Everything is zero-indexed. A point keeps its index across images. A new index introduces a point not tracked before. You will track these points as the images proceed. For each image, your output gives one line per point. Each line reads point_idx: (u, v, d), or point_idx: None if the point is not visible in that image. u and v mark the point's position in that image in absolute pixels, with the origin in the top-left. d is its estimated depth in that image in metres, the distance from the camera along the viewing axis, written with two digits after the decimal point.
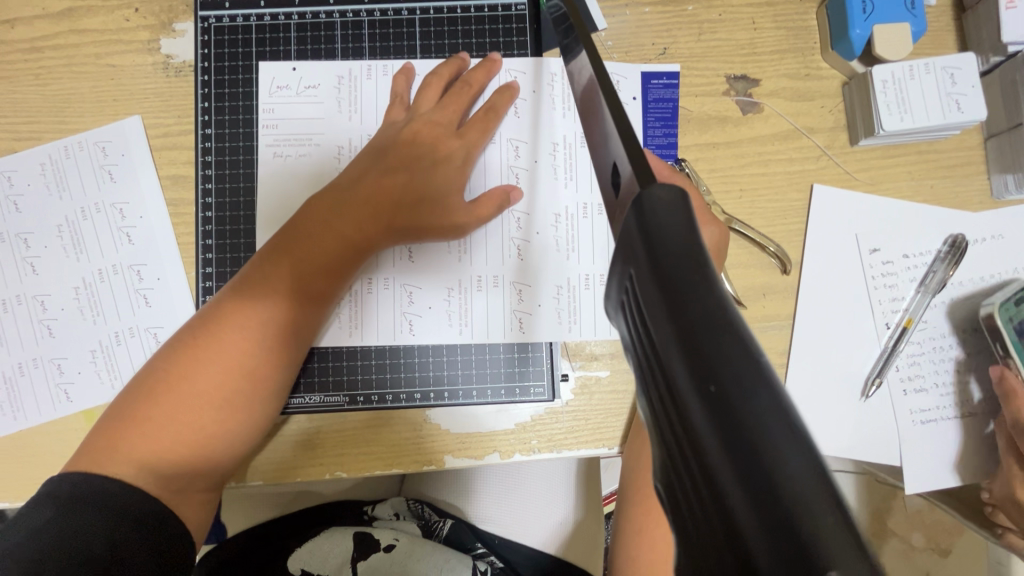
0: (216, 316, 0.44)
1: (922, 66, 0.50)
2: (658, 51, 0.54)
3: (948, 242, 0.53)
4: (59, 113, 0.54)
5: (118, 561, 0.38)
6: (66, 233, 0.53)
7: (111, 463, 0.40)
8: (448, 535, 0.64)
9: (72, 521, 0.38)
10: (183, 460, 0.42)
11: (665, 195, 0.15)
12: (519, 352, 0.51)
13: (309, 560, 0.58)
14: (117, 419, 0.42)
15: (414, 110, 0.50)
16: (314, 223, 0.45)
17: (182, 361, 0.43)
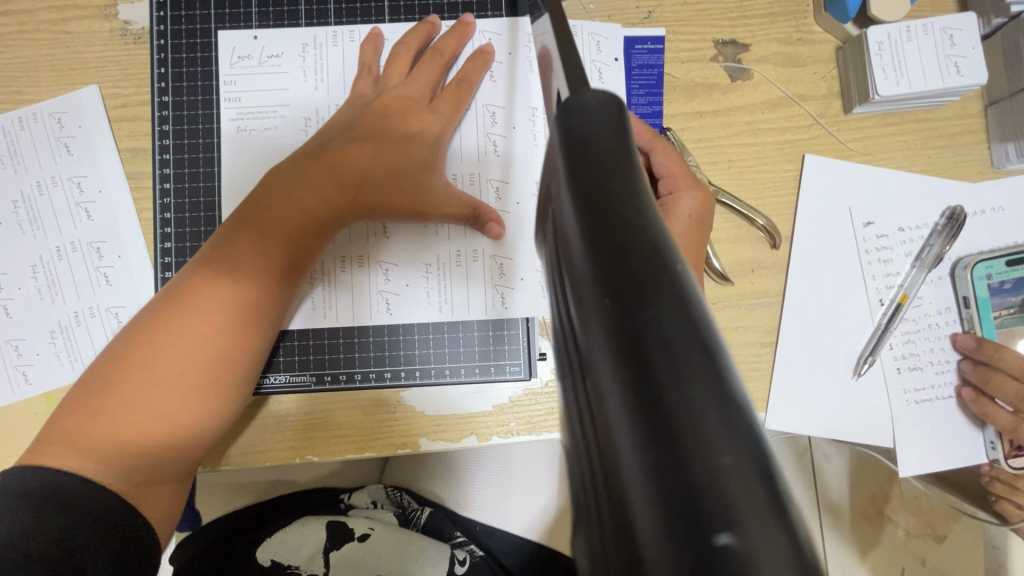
0: (177, 294, 0.41)
1: (919, 27, 0.47)
2: (642, 15, 0.52)
3: (946, 214, 0.50)
4: (12, 82, 0.51)
5: (69, 557, 0.35)
6: (21, 208, 0.50)
7: (65, 454, 0.37)
8: (426, 523, 0.62)
9: (18, 518, 0.35)
10: (140, 451, 0.38)
11: (596, 105, 0.17)
12: (494, 329, 0.49)
13: (280, 551, 0.57)
14: (71, 411, 0.39)
15: (383, 85, 0.46)
16: (278, 193, 0.42)
17: (139, 341, 0.40)
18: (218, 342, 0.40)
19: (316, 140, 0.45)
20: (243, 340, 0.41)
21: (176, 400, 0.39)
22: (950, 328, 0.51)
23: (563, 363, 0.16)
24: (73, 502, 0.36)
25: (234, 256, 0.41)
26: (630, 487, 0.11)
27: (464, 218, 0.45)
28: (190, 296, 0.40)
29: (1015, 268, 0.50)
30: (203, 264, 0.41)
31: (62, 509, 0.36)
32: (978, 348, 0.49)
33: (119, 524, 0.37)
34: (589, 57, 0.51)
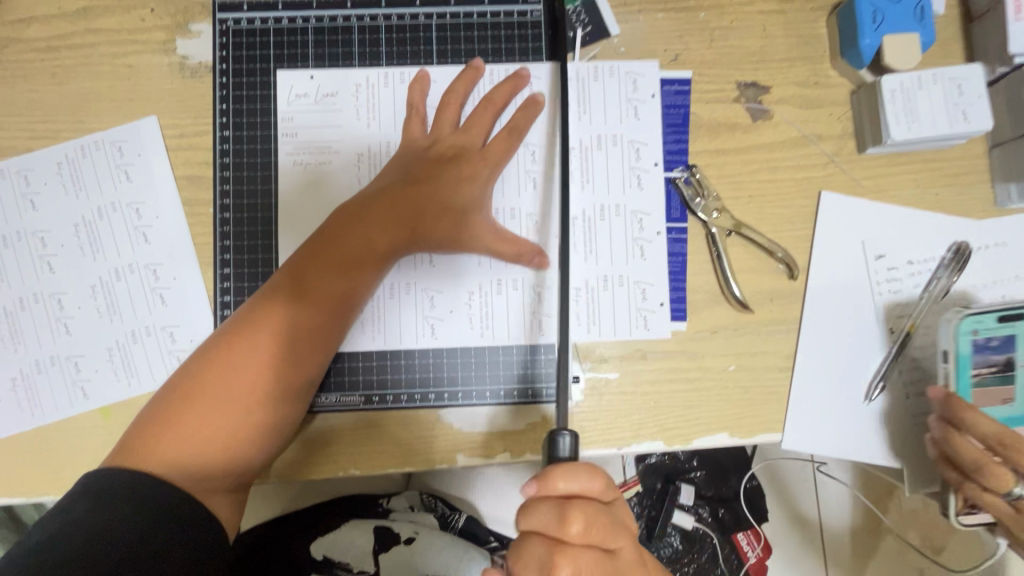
0: (245, 321, 0.46)
1: (929, 77, 0.51)
2: (670, 58, 0.55)
3: (953, 249, 0.53)
4: (75, 112, 0.54)
5: (150, 551, 0.39)
6: (82, 231, 0.53)
7: (149, 457, 0.43)
8: (463, 526, 0.67)
9: (104, 516, 0.40)
10: (214, 459, 0.44)
11: None
12: (532, 353, 0.52)
13: (331, 547, 0.61)
14: (150, 422, 0.44)
15: (435, 133, 0.51)
16: (340, 230, 0.48)
17: (212, 363, 0.45)
18: (283, 363, 0.46)
19: (373, 181, 0.51)
20: (304, 362, 0.47)
21: (248, 414, 0.45)
22: None
23: None
24: (152, 502, 0.41)
25: (300, 287, 0.47)
26: None
27: (511, 257, 0.50)
28: (257, 324, 0.46)
29: (1008, 325, 0.50)
30: (267, 296, 0.47)
31: (141, 510, 0.40)
32: (944, 404, 0.50)
33: (193, 526, 0.42)
34: (626, 96, 0.55)
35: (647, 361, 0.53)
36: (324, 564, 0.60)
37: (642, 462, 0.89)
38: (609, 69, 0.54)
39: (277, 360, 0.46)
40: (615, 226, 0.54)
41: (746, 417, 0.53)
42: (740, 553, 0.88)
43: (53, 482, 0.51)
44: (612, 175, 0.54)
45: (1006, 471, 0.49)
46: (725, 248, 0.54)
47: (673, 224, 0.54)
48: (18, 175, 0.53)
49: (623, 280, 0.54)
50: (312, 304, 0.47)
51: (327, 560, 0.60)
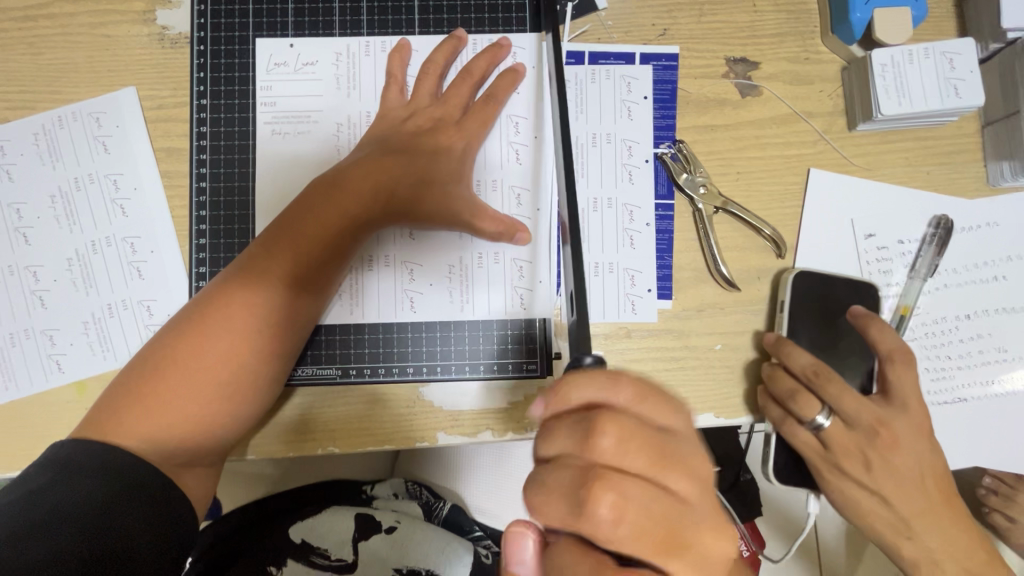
0: (220, 294, 0.45)
1: (921, 51, 0.50)
2: (658, 32, 0.54)
3: (934, 223, 0.53)
4: (53, 82, 0.53)
5: (114, 523, 0.38)
6: (59, 203, 0.52)
7: (119, 431, 0.42)
8: (447, 516, 0.66)
9: (68, 490, 0.39)
10: (188, 434, 0.43)
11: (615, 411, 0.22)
12: (514, 328, 0.51)
13: (310, 532, 0.60)
14: (120, 397, 0.43)
15: (414, 105, 0.50)
16: (317, 201, 0.47)
17: (186, 336, 0.44)
18: (259, 336, 0.45)
19: (352, 153, 0.49)
20: (281, 335, 0.46)
21: (223, 389, 0.44)
22: (948, 335, 0.53)
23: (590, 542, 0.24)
24: (119, 476, 0.40)
25: (276, 260, 0.46)
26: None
27: (494, 235, 0.49)
28: (232, 298, 0.45)
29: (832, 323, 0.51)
30: (243, 269, 0.46)
31: (108, 483, 0.40)
32: (773, 346, 0.50)
33: (161, 499, 0.41)
34: (620, 98, 0.54)
35: (632, 339, 0.52)
36: (302, 547, 0.58)
37: None
38: (606, 73, 0.54)
39: (252, 333, 0.45)
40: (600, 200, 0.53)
41: (731, 397, 0.52)
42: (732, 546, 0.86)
43: (26, 457, 0.50)
44: (598, 150, 0.54)
45: (816, 403, 0.48)
46: (712, 226, 0.53)
47: (659, 200, 0.54)
48: None
49: (617, 268, 0.53)
50: (288, 276, 0.46)
51: (305, 544, 0.58)
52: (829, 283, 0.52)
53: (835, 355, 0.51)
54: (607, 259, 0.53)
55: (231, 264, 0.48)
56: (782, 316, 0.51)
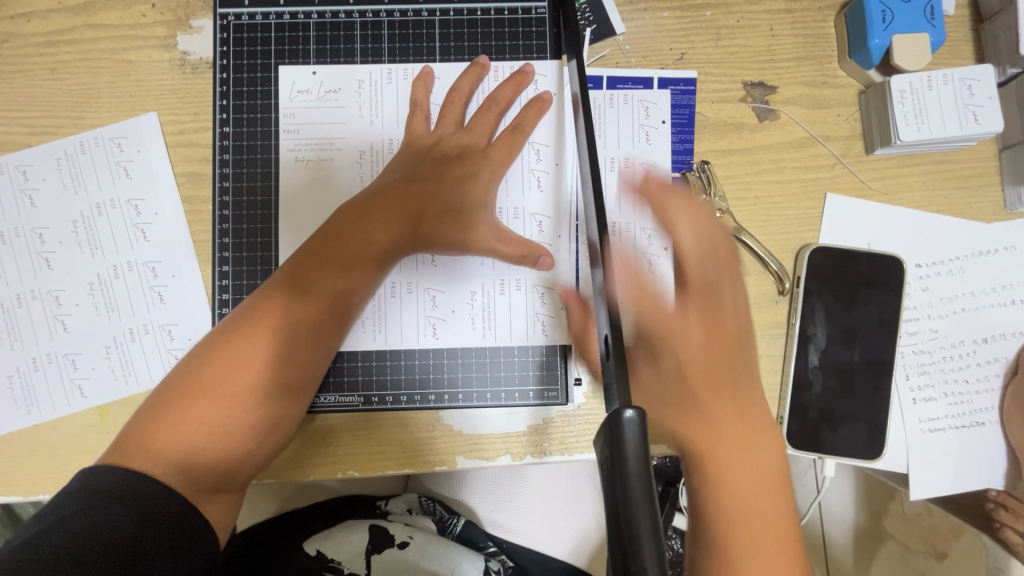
0: (246, 319, 0.46)
1: (940, 76, 0.50)
2: (676, 56, 0.54)
3: (940, 247, 0.53)
4: (75, 108, 0.53)
5: (141, 550, 0.39)
6: (81, 229, 0.53)
7: (147, 460, 0.42)
8: (461, 532, 0.66)
9: (94, 518, 0.39)
10: (214, 462, 0.44)
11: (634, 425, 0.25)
12: (533, 355, 0.51)
13: (326, 543, 0.61)
14: (147, 424, 0.44)
15: (440, 132, 0.51)
16: (344, 229, 0.47)
17: (213, 362, 0.45)
18: (280, 365, 0.45)
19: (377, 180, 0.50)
20: (304, 361, 0.47)
21: (248, 415, 0.44)
22: (965, 359, 0.53)
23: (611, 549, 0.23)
24: (145, 503, 0.40)
25: (299, 288, 0.46)
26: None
27: (516, 260, 0.49)
28: (259, 323, 0.45)
29: (851, 346, 0.52)
30: (269, 295, 0.46)
31: (138, 510, 0.40)
32: None
33: (185, 525, 0.41)
34: (638, 122, 0.54)
35: None
36: (317, 560, 0.59)
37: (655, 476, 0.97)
38: (623, 98, 0.54)
39: (275, 360, 0.45)
40: (626, 244, 0.53)
41: None
42: None
43: (47, 479, 0.50)
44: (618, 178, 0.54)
45: None
46: None
47: None
48: (16, 171, 0.53)
49: None
50: (310, 304, 0.46)
51: (320, 556, 0.59)
52: (847, 261, 0.52)
53: (885, 370, 0.51)
54: None
55: (254, 292, 0.48)
56: (800, 292, 0.52)
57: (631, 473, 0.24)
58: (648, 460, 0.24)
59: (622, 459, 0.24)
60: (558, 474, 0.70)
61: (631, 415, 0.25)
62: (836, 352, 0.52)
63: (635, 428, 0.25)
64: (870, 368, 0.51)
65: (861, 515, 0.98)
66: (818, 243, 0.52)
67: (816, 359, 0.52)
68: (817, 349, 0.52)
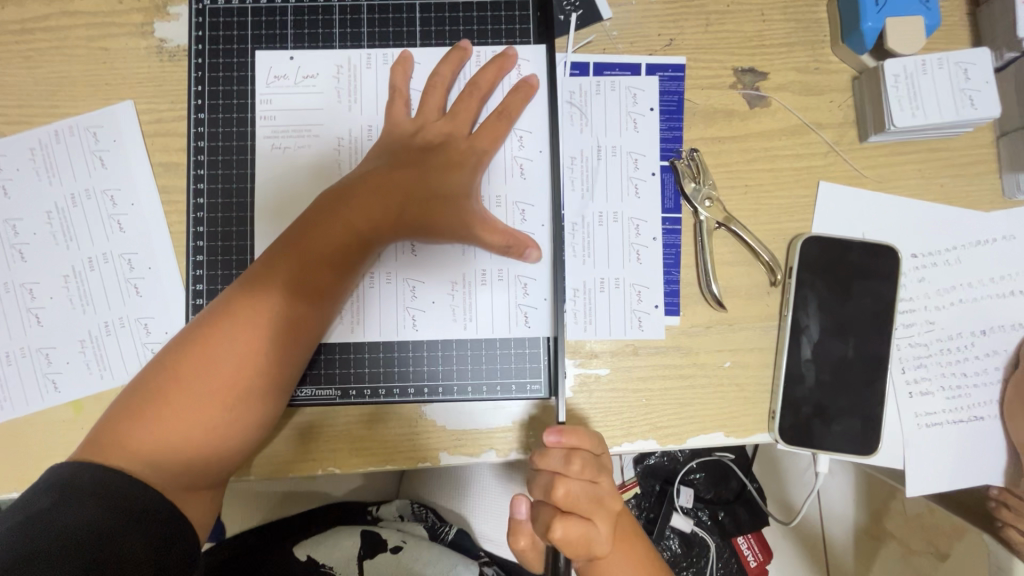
0: (224, 311, 0.45)
1: (934, 60, 0.48)
2: (664, 42, 0.53)
3: (936, 236, 0.52)
4: (50, 96, 0.52)
5: (110, 548, 0.37)
6: (55, 220, 0.52)
7: (122, 456, 0.41)
8: (453, 539, 0.65)
9: (62, 516, 0.37)
10: (191, 456, 0.43)
11: None
12: (516, 346, 0.50)
13: (316, 548, 0.59)
14: (121, 419, 0.43)
15: (421, 118, 0.49)
16: (324, 218, 0.46)
17: (190, 355, 0.44)
18: (259, 356, 0.44)
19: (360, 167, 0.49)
20: (285, 354, 0.45)
21: (226, 408, 0.43)
22: (963, 352, 0.52)
23: None
24: (119, 498, 0.39)
25: (279, 277, 0.45)
26: None
27: (501, 250, 0.48)
28: (237, 314, 0.44)
29: (846, 337, 0.50)
30: (247, 285, 0.45)
31: (110, 507, 0.39)
32: None
33: (160, 521, 0.40)
34: (625, 109, 0.53)
35: (639, 357, 0.51)
36: (307, 565, 0.58)
37: (642, 465, 0.96)
38: (610, 85, 0.53)
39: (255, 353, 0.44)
40: (612, 233, 0.52)
41: (742, 416, 0.51)
42: (740, 557, 0.97)
43: (20, 475, 0.49)
44: (604, 165, 0.52)
45: None
46: (709, 240, 0.51)
47: (666, 214, 0.52)
48: None
49: (623, 283, 0.52)
50: (291, 296, 0.45)
51: (310, 561, 0.58)
52: (840, 251, 0.51)
53: (880, 361, 0.50)
54: (612, 275, 0.52)
55: (233, 283, 0.47)
56: (792, 282, 0.50)
57: None
58: None
59: None
60: None
61: None
62: (829, 344, 0.50)
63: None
64: (864, 361, 0.50)
65: (864, 513, 0.98)
66: (811, 232, 0.51)
67: (809, 352, 0.50)
68: (810, 341, 0.50)
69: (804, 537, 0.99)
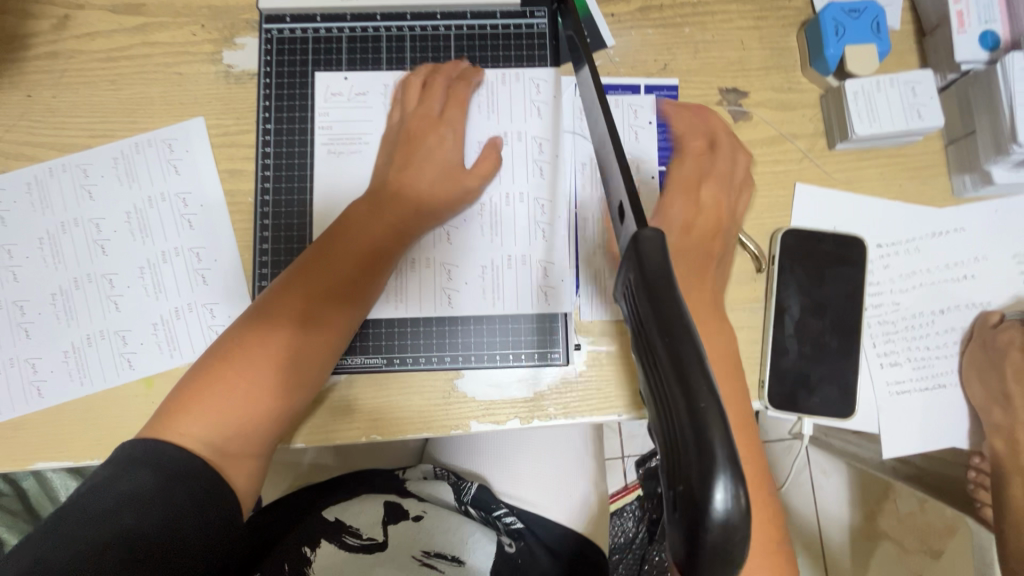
0: (274, 294, 0.50)
1: (887, 80, 0.58)
2: (659, 67, 0.62)
3: (898, 229, 0.60)
4: (131, 114, 0.61)
5: (168, 501, 0.42)
6: (134, 219, 0.59)
7: (179, 425, 0.45)
8: (476, 494, 0.69)
9: (127, 477, 0.42)
10: (238, 424, 0.46)
11: (650, 235, 0.25)
12: (539, 323, 0.58)
13: (343, 512, 0.64)
14: (180, 394, 0.47)
15: (439, 117, 0.57)
16: (365, 213, 0.53)
17: (242, 334, 0.48)
18: (305, 331, 0.49)
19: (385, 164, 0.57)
20: (326, 330, 0.50)
21: (275, 377, 0.47)
22: (927, 328, 0.59)
23: (658, 392, 0.23)
24: (175, 468, 0.43)
25: (324, 261, 0.51)
26: (702, 415, 0.21)
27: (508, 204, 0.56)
28: (286, 294, 0.50)
29: (823, 315, 0.58)
30: (296, 271, 0.51)
31: (163, 471, 0.43)
32: None
33: (206, 481, 0.44)
34: (628, 123, 0.61)
35: None
36: (335, 524, 0.62)
37: (642, 466, 1.01)
38: (614, 102, 0.62)
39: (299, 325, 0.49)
40: None
41: None
42: None
43: (98, 444, 0.56)
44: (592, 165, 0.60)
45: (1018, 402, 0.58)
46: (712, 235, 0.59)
47: None
48: (77, 169, 0.59)
49: None
50: (335, 277, 0.51)
51: (338, 522, 0.63)
52: (817, 240, 0.59)
53: (854, 336, 0.57)
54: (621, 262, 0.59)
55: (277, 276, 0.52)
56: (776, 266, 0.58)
57: (651, 275, 0.24)
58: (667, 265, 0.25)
59: (642, 268, 0.25)
60: (559, 440, 0.75)
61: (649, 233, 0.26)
62: (808, 322, 0.58)
63: (732, 519, 0.20)
64: (839, 335, 0.57)
65: (857, 512, 1.09)
66: (789, 226, 0.59)
67: (792, 329, 0.58)
68: (792, 319, 0.58)
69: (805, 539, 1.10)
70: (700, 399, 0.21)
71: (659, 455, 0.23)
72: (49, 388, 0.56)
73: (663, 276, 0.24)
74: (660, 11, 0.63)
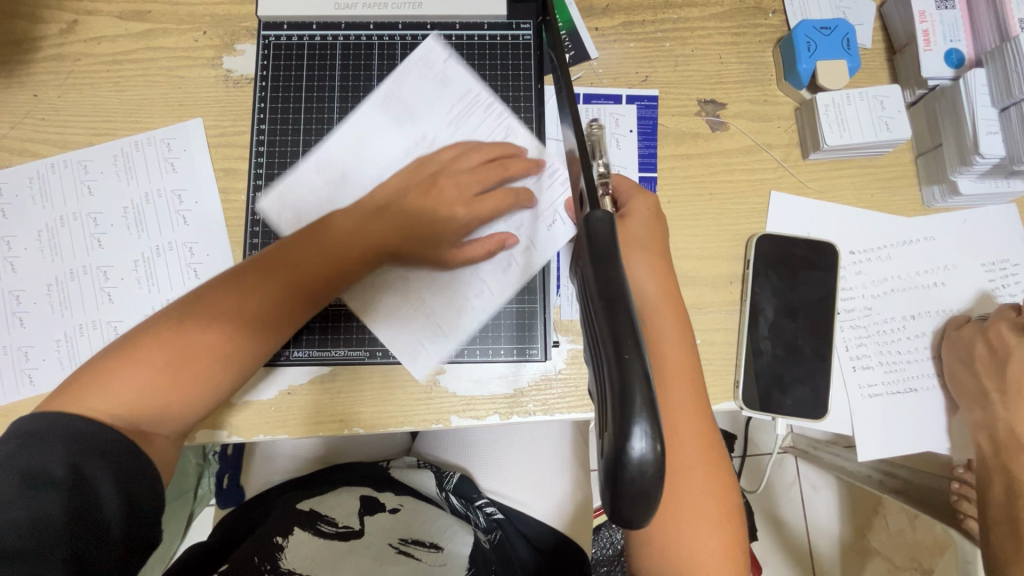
0: (213, 291, 0.50)
1: (857, 94, 0.60)
2: (641, 79, 0.65)
3: (869, 236, 0.62)
4: (132, 114, 0.63)
5: (80, 476, 0.43)
6: (130, 214, 0.61)
7: (91, 397, 0.46)
8: (455, 486, 0.71)
9: (34, 451, 0.43)
10: (151, 408, 0.47)
11: (601, 214, 0.28)
12: (519, 321, 0.59)
13: (319, 503, 0.65)
14: (99, 366, 0.47)
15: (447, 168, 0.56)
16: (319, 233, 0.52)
17: (173, 320, 0.49)
18: (234, 335, 0.49)
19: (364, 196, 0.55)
20: (256, 337, 0.50)
21: (196, 372, 0.48)
22: (897, 333, 0.61)
23: (594, 355, 0.25)
24: (92, 443, 0.44)
25: (267, 275, 0.50)
26: (628, 366, 0.23)
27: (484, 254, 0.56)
28: (226, 295, 0.50)
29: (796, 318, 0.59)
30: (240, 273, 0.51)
31: (72, 446, 0.44)
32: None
33: (126, 458, 0.45)
34: (609, 130, 0.64)
35: None
36: (310, 513, 0.62)
37: None
38: (596, 111, 0.64)
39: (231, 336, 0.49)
40: None
41: (712, 386, 0.59)
42: None
43: None
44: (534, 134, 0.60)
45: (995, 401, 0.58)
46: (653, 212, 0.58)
47: None
48: (78, 165, 0.62)
49: None
50: (276, 296, 0.50)
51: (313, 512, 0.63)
52: (790, 246, 0.61)
53: (825, 338, 0.59)
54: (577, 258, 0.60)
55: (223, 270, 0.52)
56: (750, 270, 0.60)
57: (595, 249, 0.27)
58: (615, 242, 0.27)
59: (590, 241, 0.27)
60: (546, 440, 0.76)
61: (602, 213, 0.28)
62: (781, 324, 0.59)
63: (645, 463, 0.22)
64: (812, 338, 0.59)
65: (847, 527, 1.10)
66: (764, 231, 0.61)
67: (766, 331, 0.59)
68: (766, 321, 0.59)
69: (795, 553, 1.09)
70: (628, 355, 0.23)
71: (595, 404, 0.25)
72: (41, 375, 0.58)
73: (609, 251, 0.26)
74: (642, 26, 0.66)
